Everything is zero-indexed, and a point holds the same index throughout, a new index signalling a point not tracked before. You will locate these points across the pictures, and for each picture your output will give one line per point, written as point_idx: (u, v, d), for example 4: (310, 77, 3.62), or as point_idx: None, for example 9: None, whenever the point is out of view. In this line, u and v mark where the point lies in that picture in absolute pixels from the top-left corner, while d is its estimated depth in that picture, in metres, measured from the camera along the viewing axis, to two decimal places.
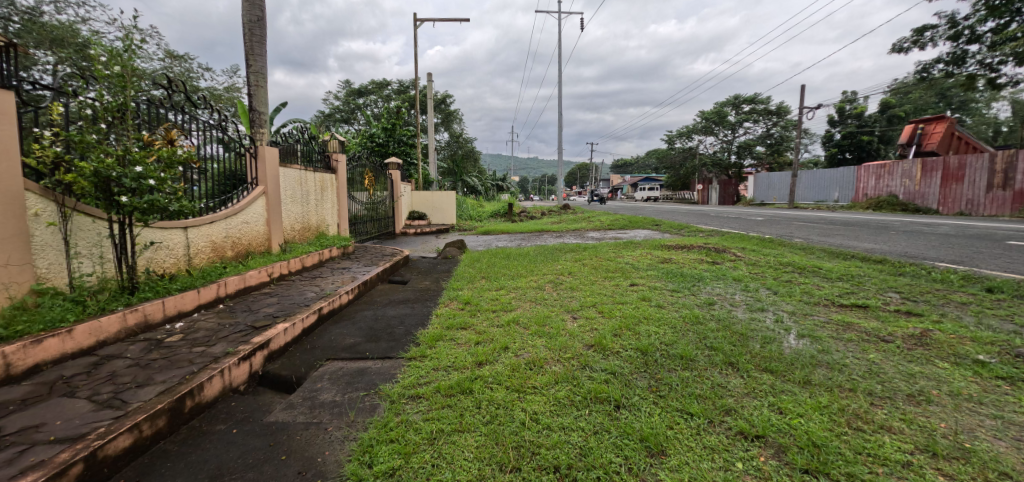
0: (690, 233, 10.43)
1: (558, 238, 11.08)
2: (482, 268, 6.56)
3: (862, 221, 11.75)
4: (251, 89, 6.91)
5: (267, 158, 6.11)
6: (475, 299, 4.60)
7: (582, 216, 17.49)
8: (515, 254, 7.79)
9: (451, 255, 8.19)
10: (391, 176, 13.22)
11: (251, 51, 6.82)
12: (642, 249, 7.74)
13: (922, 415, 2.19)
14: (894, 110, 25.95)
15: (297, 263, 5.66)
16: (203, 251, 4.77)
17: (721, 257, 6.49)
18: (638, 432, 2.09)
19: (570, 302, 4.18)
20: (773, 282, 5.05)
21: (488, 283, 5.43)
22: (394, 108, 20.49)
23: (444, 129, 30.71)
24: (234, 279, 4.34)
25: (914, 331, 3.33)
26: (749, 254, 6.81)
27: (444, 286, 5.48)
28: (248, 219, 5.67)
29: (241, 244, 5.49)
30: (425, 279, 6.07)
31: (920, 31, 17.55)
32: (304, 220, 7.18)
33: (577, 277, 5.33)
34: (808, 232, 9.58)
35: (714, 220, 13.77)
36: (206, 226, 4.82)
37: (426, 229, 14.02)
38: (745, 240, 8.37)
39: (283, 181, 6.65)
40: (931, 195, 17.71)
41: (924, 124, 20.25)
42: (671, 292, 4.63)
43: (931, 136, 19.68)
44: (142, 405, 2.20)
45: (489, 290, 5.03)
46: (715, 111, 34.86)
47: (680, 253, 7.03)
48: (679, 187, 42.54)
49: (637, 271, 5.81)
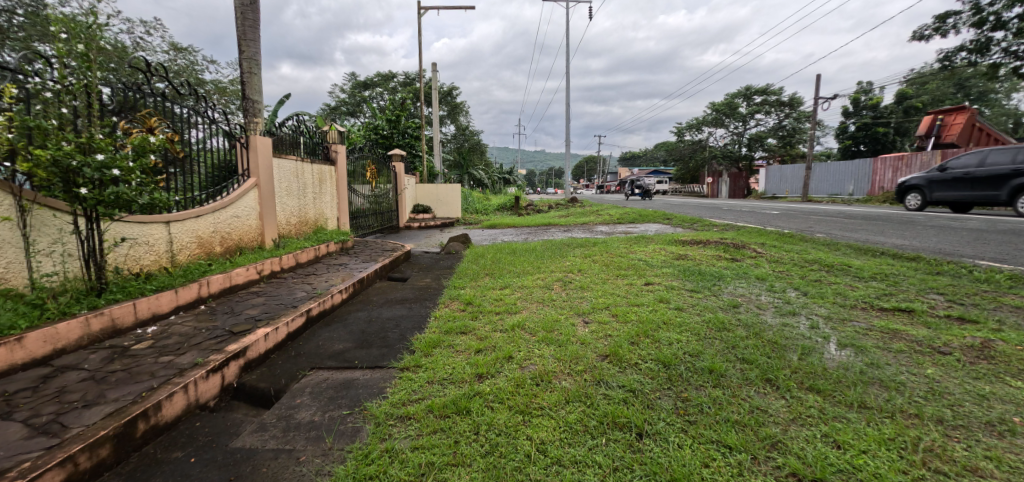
0: (703, 227, 9.99)
1: (566, 232, 10.67)
2: (486, 265, 6.20)
3: (884, 215, 11.24)
4: (244, 76, 6.59)
5: (260, 148, 5.76)
6: (477, 300, 4.25)
7: (590, 209, 17.05)
8: (521, 249, 7.40)
9: (455, 250, 7.84)
10: (394, 168, 12.88)
11: (244, 36, 6.49)
12: (655, 244, 7.35)
13: (1010, 451, 1.83)
14: (911, 101, 25.11)
15: (290, 260, 5.34)
16: (188, 247, 4.50)
17: (740, 254, 6.10)
18: (667, 472, 1.76)
19: (582, 304, 3.84)
20: (801, 281, 4.65)
21: (493, 281, 5.09)
22: (398, 100, 20.14)
23: (450, 121, 30.35)
24: (217, 278, 4.03)
25: (973, 342, 2.93)
26: (771, 250, 6.39)
27: (445, 284, 5.15)
28: (239, 212, 5.36)
29: (231, 239, 5.19)
30: (425, 276, 5.74)
31: (941, 17, 16.87)
32: (301, 213, 6.87)
33: (588, 275, 4.98)
34: (829, 226, 9.11)
35: (728, 214, 13.29)
36: (189, 221, 4.53)
37: (430, 223, 13.69)
38: (763, 235, 7.95)
39: (278, 172, 6.31)
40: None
41: (944, 115, 19.50)
42: (690, 292, 4.25)
43: (951, 127, 19.00)
44: (82, 432, 1.91)
45: (494, 289, 4.68)
46: (726, 102, 34.18)
47: (696, 249, 6.62)
48: (688, 180, 41.87)
49: (652, 268, 5.43)
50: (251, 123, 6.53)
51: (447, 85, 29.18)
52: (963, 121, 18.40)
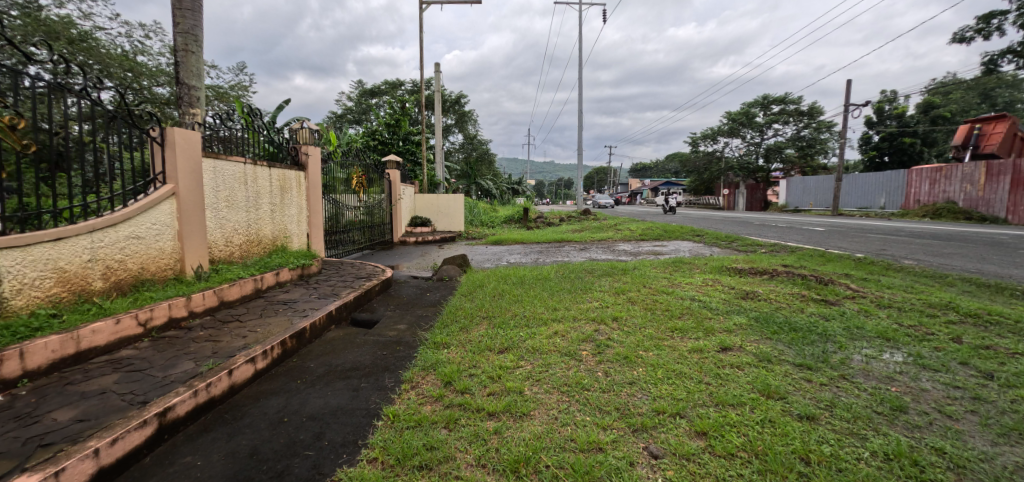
0: (745, 247, 8.43)
1: (583, 252, 9.08)
2: (486, 302, 4.63)
3: (959, 234, 9.47)
4: (178, 54, 5.13)
5: (181, 146, 4.24)
6: (463, 380, 2.68)
7: (606, 223, 15.52)
8: (532, 277, 5.84)
9: (450, 276, 6.30)
10: (390, 176, 11.45)
11: (179, 3, 5.03)
12: (701, 273, 5.76)
13: None
14: (938, 111, 23.01)
15: (210, 298, 3.82)
16: (35, 285, 3.10)
17: (829, 291, 4.51)
18: None
19: (639, 405, 2.24)
20: (964, 351, 3.05)
21: (490, 336, 3.51)
22: (398, 105, 18.85)
23: (458, 131, 28.95)
24: (46, 342, 2.57)
25: None
26: (871, 288, 4.71)
27: (424, 338, 3.60)
28: (143, 232, 3.88)
29: (125, 269, 3.72)
30: (402, 321, 4.20)
31: (986, 17, 15.29)
32: (250, 230, 5.31)
33: (630, 331, 3.36)
34: (901, 249, 7.54)
35: (766, 230, 11.67)
36: (43, 247, 3.13)
37: (429, 238, 12.22)
38: (833, 262, 6.38)
39: (215, 177, 4.78)
40: (998, 202, 15.25)
41: (982, 124, 17.38)
42: (801, 372, 2.68)
43: (988, 138, 16.88)
44: None
45: (489, 356, 3.08)
46: (743, 111, 32.69)
47: (760, 281, 5.05)
48: (703, 191, 40.00)
49: (715, 315, 3.85)
50: (189, 115, 5.19)
51: (454, 93, 27.87)
52: (1003, 130, 16.35)
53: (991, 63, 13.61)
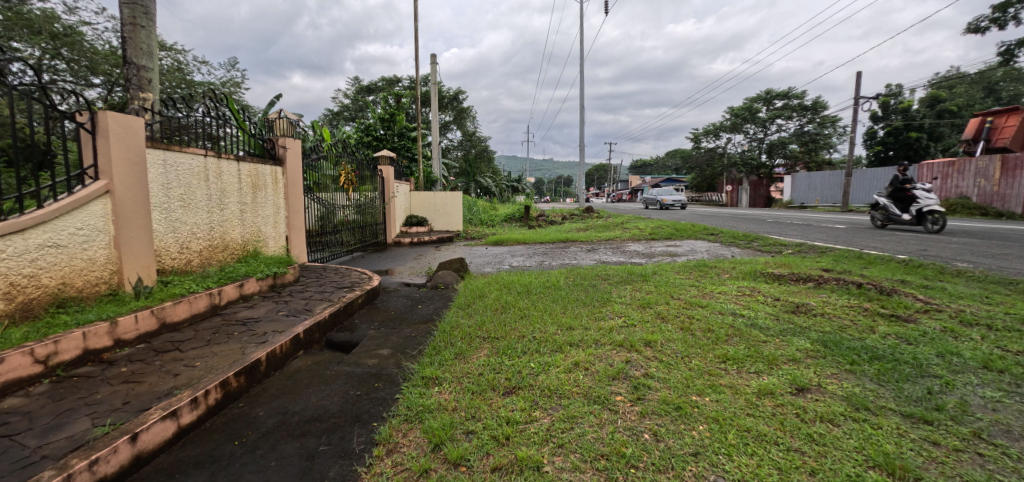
0: (769, 249, 7.68)
1: (591, 254, 8.34)
2: (488, 317, 3.90)
3: (996, 233, 8.71)
4: (124, 28, 4.38)
5: (116, 133, 3.48)
6: (456, 444, 1.98)
7: (611, 221, 14.78)
8: (540, 285, 5.08)
9: (446, 284, 5.57)
10: (383, 172, 10.71)
11: None
12: (731, 280, 5.03)
13: None
14: (945, 104, 22.24)
15: (147, 321, 3.09)
16: None
17: (898, 304, 3.77)
18: None
19: None
20: None
21: (492, 367, 2.78)
22: (393, 100, 18.12)
23: (456, 127, 28.11)
24: None
25: None
26: (942, 299, 3.97)
27: (410, 370, 2.87)
28: (61, 238, 3.14)
29: (39, 286, 3.02)
30: (386, 344, 3.47)
31: (1002, 7, 14.60)
32: (213, 234, 4.57)
33: (671, 364, 2.62)
34: (939, 250, 6.83)
35: (784, 228, 10.91)
36: None
37: (425, 239, 11.48)
38: (875, 265, 5.67)
39: (167, 172, 4.02)
40: (1015, 197, 14.54)
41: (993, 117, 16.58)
42: (920, 432, 1.95)
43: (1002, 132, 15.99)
44: None
45: (492, 399, 2.36)
46: (747, 106, 31.97)
47: (806, 291, 4.32)
48: (706, 188, 39.19)
49: (768, 336, 3.12)
50: (138, 99, 4.42)
51: (452, 88, 27.12)
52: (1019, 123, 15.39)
53: (1008, 53, 12.88)
